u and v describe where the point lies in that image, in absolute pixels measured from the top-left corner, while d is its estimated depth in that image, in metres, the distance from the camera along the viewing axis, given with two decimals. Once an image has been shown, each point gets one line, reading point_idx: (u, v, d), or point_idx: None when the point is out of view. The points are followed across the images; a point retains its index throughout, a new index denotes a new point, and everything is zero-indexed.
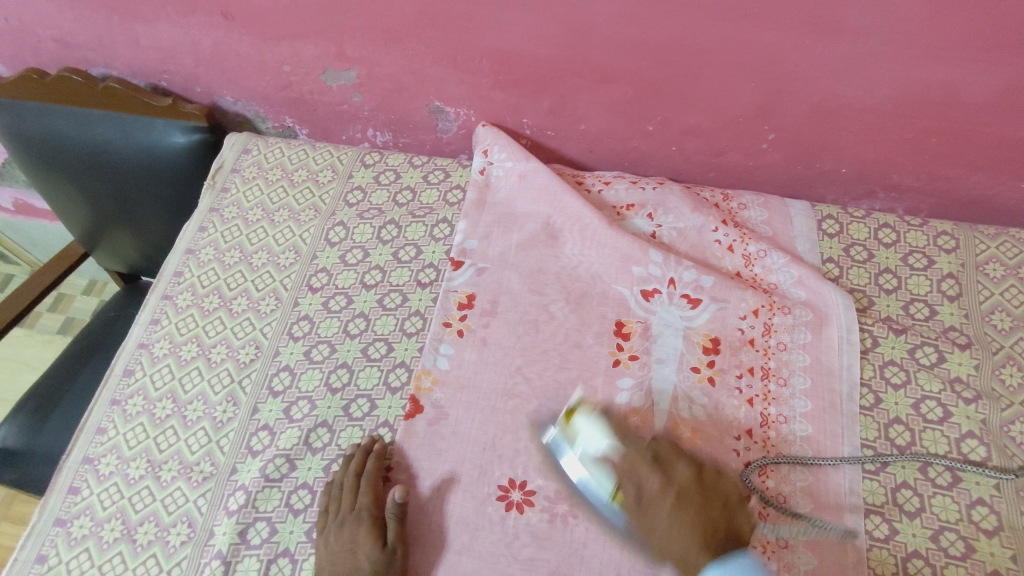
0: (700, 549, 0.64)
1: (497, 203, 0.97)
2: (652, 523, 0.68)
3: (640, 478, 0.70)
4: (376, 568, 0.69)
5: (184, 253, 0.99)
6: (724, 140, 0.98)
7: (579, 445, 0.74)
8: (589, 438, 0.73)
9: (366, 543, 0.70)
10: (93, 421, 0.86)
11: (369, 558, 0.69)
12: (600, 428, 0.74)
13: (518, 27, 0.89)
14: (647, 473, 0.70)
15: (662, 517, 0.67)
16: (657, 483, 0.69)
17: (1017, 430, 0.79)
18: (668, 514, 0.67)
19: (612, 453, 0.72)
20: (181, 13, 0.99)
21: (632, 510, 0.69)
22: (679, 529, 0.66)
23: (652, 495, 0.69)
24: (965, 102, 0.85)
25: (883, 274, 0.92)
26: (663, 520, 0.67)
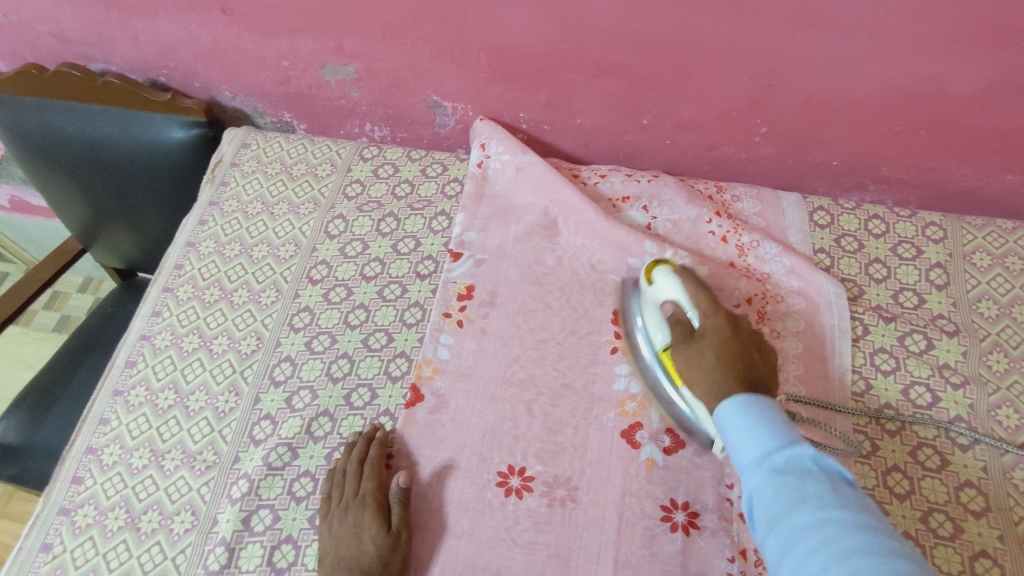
0: (729, 379, 0.68)
1: (495, 196, 0.98)
2: (698, 352, 0.72)
3: (700, 321, 0.76)
4: (383, 551, 0.70)
5: (185, 245, 1.00)
6: (717, 133, 1.00)
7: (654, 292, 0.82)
8: (665, 286, 0.80)
9: (372, 527, 0.71)
10: (95, 412, 0.87)
11: (375, 542, 0.70)
12: (678, 277, 0.80)
13: (514, 22, 0.91)
14: (708, 316, 0.75)
15: (705, 354, 0.72)
16: (717, 323, 0.74)
17: (1003, 414, 0.81)
18: (713, 346, 0.72)
19: (681, 300, 0.78)
20: (180, 9, 0.99)
21: (683, 346, 0.75)
22: (716, 361, 0.70)
23: (706, 333, 0.74)
24: (952, 95, 0.87)
25: (873, 263, 0.94)
26: (708, 349, 0.72)
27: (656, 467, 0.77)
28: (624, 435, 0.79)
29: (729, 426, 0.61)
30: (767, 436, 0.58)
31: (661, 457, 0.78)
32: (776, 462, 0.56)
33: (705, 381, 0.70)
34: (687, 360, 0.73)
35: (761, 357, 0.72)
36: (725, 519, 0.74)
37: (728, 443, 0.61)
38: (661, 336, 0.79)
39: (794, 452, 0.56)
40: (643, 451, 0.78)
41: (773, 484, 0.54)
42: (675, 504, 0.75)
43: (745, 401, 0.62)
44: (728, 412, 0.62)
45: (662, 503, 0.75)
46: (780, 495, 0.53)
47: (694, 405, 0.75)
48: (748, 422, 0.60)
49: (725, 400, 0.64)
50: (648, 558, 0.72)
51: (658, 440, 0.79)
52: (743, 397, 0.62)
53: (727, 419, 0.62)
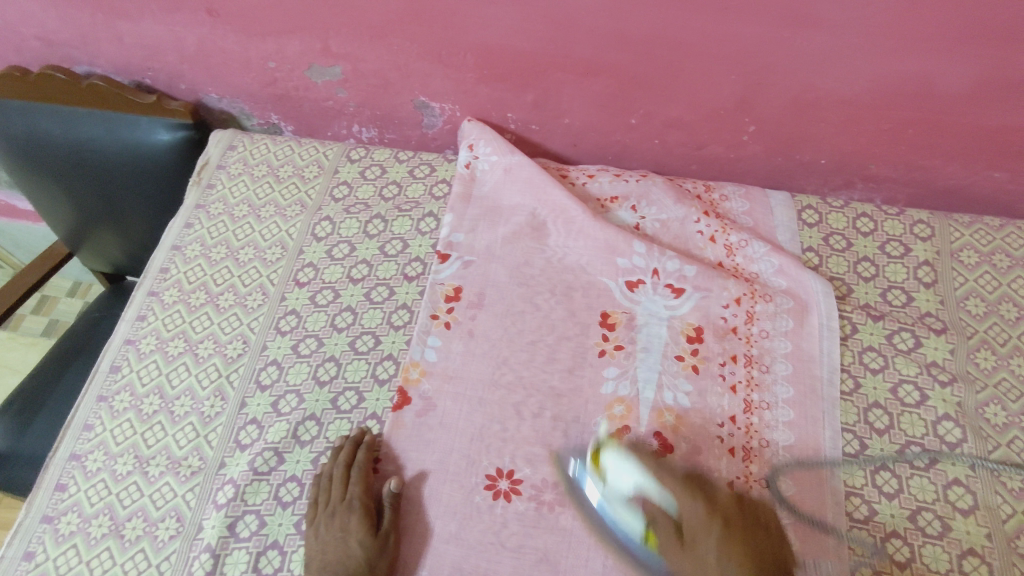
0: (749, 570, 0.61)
1: (483, 197, 0.98)
2: (697, 558, 0.63)
3: (678, 508, 0.67)
4: (371, 554, 0.70)
5: (170, 249, 1.00)
6: (706, 132, 0.99)
7: (608, 480, 0.72)
8: (620, 475, 0.71)
9: (359, 531, 0.71)
10: (79, 418, 0.86)
11: (362, 545, 0.70)
12: (628, 461, 0.71)
13: (501, 22, 0.90)
14: (687, 504, 0.67)
15: (707, 555, 0.63)
16: (701, 509, 0.66)
17: (991, 412, 0.81)
18: (712, 540, 0.63)
19: (644, 487, 0.69)
20: (165, 10, 0.99)
21: (672, 545, 0.65)
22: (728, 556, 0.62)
23: (692, 525, 0.65)
24: (940, 93, 0.87)
25: (861, 262, 0.94)
26: (710, 549, 0.63)
27: None
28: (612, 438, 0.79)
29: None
30: None
31: None
32: None
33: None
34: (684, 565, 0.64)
35: (760, 526, 0.66)
36: None
37: None
38: (638, 528, 0.69)
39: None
40: None
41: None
42: None
43: None
44: None
45: None
46: None
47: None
48: None
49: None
50: None
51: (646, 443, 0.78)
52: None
53: None
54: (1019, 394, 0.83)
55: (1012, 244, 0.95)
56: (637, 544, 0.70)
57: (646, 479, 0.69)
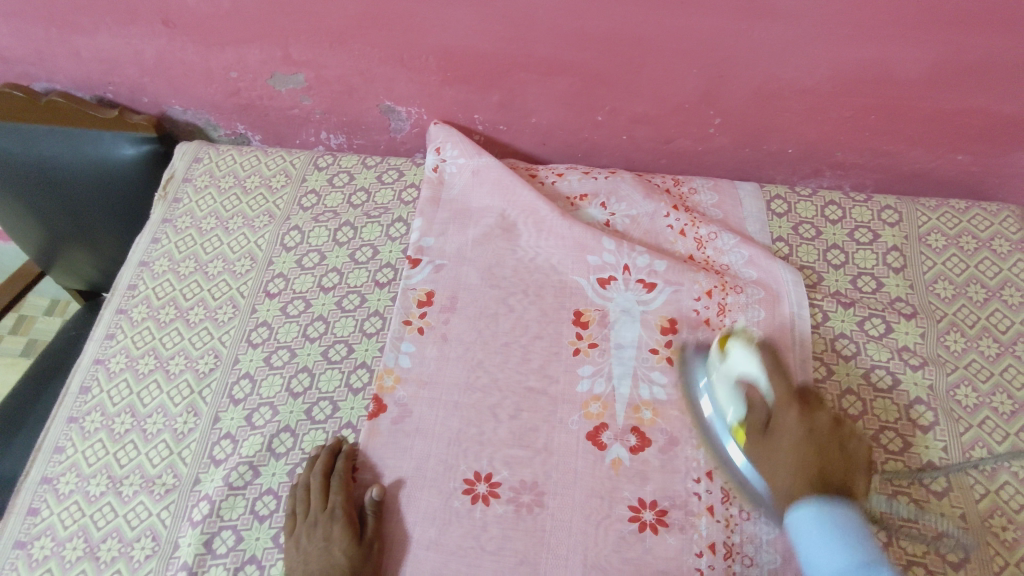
0: (806, 484, 0.65)
1: (453, 199, 0.97)
2: (769, 449, 0.69)
3: (778, 410, 0.70)
4: (354, 562, 0.69)
5: (138, 265, 0.98)
6: (673, 126, 0.99)
7: (725, 364, 0.75)
8: (739, 365, 0.73)
9: (343, 540, 0.70)
10: (50, 440, 0.85)
11: (345, 553, 0.70)
12: (750, 353, 0.74)
13: (460, 23, 0.90)
14: (788, 410, 0.70)
15: (779, 455, 0.68)
16: (793, 417, 0.69)
17: (962, 393, 0.82)
18: (792, 441, 0.68)
19: (756, 379, 0.72)
20: (122, 23, 0.97)
21: (757, 433, 0.70)
22: (795, 462, 0.67)
23: (782, 422, 0.70)
24: (898, 78, 0.88)
25: (831, 249, 0.94)
26: (781, 451, 0.68)
27: (623, 466, 0.77)
28: (590, 437, 0.79)
29: (801, 530, 0.61)
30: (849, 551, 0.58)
31: (627, 456, 0.77)
32: None
33: (780, 478, 0.67)
34: (763, 451, 0.69)
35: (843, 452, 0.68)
36: (693, 515, 0.74)
37: (800, 549, 0.61)
38: (731, 412, 0.73)
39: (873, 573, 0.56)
40: (610, 452, 0.78)
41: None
42: (644, 503, 0.75)
43: (821, 510, 0.61)
44: (804, 523, 0.61)
45: (630, 504, 0.75)
46: None
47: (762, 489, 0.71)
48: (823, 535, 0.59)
49: (797, 508, 0.63)
50: (619, 561, 0.71)
51: (623, 439, 0.78)
52: (822, 506, 0.62)
53: (804, 530, 0.61)
54: (989, 375, 0.83)
55: (978, 226, 0.96)
56: (720, 428, 0.76)
57: (763, 375, 0.72)
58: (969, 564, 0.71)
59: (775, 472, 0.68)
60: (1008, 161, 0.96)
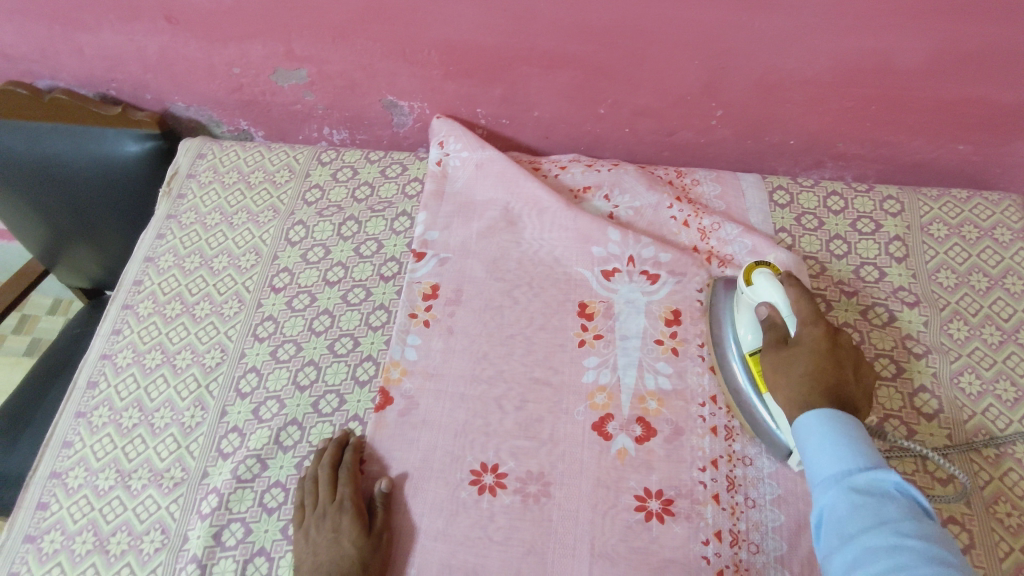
0: (816, 394, 0.65)
1: (456, 193, 0.97)
2: (786, 360, 0.69)
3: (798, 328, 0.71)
4: (364, 553, 0.69)
5: (143, 261, 0.99)
6: (675, 119, 1.00)
7: (749, 291, 0.78)
8: (762, 290, 0.76)
9: (352, 531, 0.70)
10: (58, 435, 0.85)
11: (355, 544, 0.70)
12: (774, 279, 0.75)
13: (463, 17, 0.90)
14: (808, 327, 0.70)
15: (795, 366, 0.68)
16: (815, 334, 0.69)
17: (966, 381, 0.82)
18: (808, 354, 0.68)
19: (778, 304, 0.73)
20: (125, 20, 0.98)
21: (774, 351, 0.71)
22: (806, 372, 0.66)
23: (800, 337, 0.70)
24: (899, 69, 0.88)
25: (833, 240, 0.95)
26: (796, 362, 0.68)
27: (629, 456, 0.77)
28: (596, 427, 0.79)
29: (805, 437, 0.62)
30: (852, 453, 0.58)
31: (633, 446, 0.78)
32: (857, 481, 0.56)
33: (788, 389, 0.67)
34: (776, 366, 0.70)
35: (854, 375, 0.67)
36: (699, 503, 0.74)
37: (806, 452, 0.62)
38: (753, 337, 0.76)
39: (876, 474, 0.56)
40: (616, 441, 0.78)
41: (850, 501, 0.55)
42: (650, 492, 0.75)
43: (829, 413, 0.62)
44: (811, 425, 0.62)
45: (636, 493, 0.75)
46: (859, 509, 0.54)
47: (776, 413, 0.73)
48: (829, 437, 0.60)
49: (807, 413, 0.63)
50: (627, 550, 0.72)
51: (629, 429, 0.79)
52: (827, 411, 0.62)
53: (810, 433, 0.62)
54: (992, 362, 0.84)
55: (980, 215, 0.96)
56: (742, 353, 0.78)
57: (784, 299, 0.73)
58: (975, 549, 0.71)
59: (784, 384, 0.68)
60: (1010, 150, 0.97)
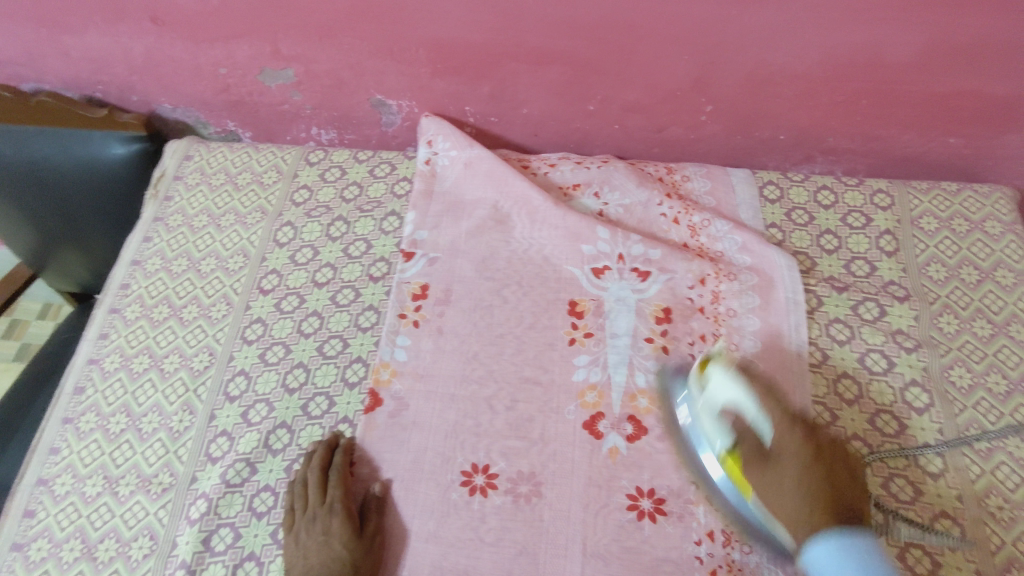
0: (821, 511, 0.63)
1: (445, 192, 0.97)
2: (775, 478, 0.66)
3: (774, 436, 0.68)
4: (355, 555, 0.69)
5: (130, 264, 0.98)
6: (665, 115, 0.99)
7: (705, 392, 0.71)
8: (721, 390, 0.69)
9: (343, 533, 0.70)
10: (45, 441, 0.84)
11: (346, 545, 0.69)
12: (731, 376, 0.69)
13: (450, 14, 0.89)
14: (786, 435, 0.68)
15: (788, 485, 0.66)
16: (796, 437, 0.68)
17: (956, 374, 0.82)
18: (798, 468, 0.66)
19: (743, 406, 0.68)
20: (110, 21, 0.97)
21: (757, 467, 0.67)
22: (806, 491, 0.65)
23: (783, 451, 0.67)
24: (889, 62, 0.88)
25: (824, 235, 0.94)
26: (787, 479, 0.66)
27: (620, 455, 0.77)
28: (587, 426, 0.78)
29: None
30: None
31: (624, 445, 0.77)
32: None
33: (790, 514, 0.64)
34: (767, 484, 0.66)
35: (846, 472, 0.68)
36: (690, 502, 0.74)
37: None
38: (720, 442, 0.69)
39: None
40: (607, 440, 0.78)
41: None
42: (641, 491, 0.75)
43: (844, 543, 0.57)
44: (828, 562, 0.57)
45: (628, 493, 0.75)
46: None
47: (761, 524, 0.67)
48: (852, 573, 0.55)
49: (818, 545, 0.58)
50: (619, 550, 0.71)
51: (620, 428, 0.78)
52: (840, 540, 0.57)
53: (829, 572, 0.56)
54: (983, 355, 0.84)
55: (970, 208, 0.96)
56: (710, 458, 0.71)
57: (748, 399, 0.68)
58: (967, 543, 0.71)
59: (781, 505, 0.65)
60: (1000, 142, 0.96)
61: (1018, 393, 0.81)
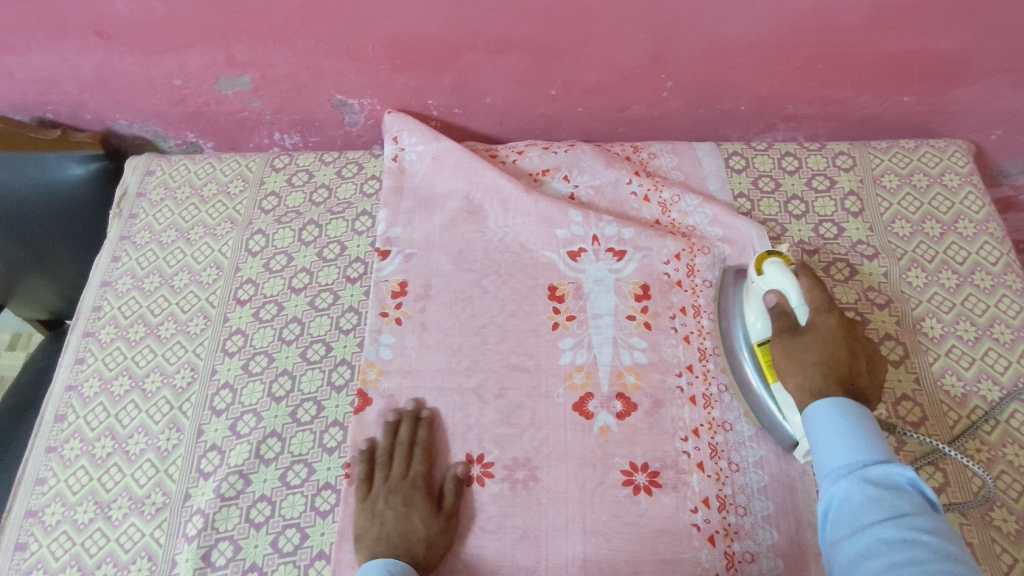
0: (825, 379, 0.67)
1: (415, 187, 0.96)
2: (798, 349, 0.69)
3: (809, 316, 0.71)
4: (431, 532, 0.70)
5: (100, 286, 0.96)
6: (627, 94, 1.00)
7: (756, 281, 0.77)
8: (773, 278, 0.74)
9: (423, 507, 0.71)
10: (30, 472, 0.83)
11: (424, 523, 0.70)
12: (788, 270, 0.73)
13: (404, 8, 0.89)
14: (819, 315, 0.70)
15: (809, 353, 0.68)
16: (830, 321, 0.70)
17: (928, 325, 0.85)
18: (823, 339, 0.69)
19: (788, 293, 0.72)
20: (53, 39, 0.94)
21: (785, 336, 0.70)
22: (820, 360, 0.68)
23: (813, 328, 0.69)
24: (840, 25, 0.90)
25: (791, 200, 0.96)
26: (811, 348, 0.69)
27: (611, 432, 0.78)
28: (577, 407, 0.79)
29: (817, 427, 0.64)
30: (859, 448, 0.60)
31: (615, 422, 0.78)
32: (870, 474, 0.58)
33: (801, 375, 0.68)
34: (789, 348, 0.70)
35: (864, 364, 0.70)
36: (684, 472, 0.75)
37: (815, 442, 0.64)
38: (761, 326, 0.76)
39: (889, 468, 0.58)
40: (598, 419, 0.79)
41: (865, 492, 0.57)
42: (636, 466, 0.76)
43: (839, 405, 0.63)
44: (820, 416, 0.64)
45: (622, 469, 0.76)
46: (875, 503, 0.55)
47: (787, 405, 0.73)
48: (837, 428, 0.62)
49: (817, 402, 0.65)
50: (618, 525, 0.73)
51: (610, 406, 0.79)
52: (837, 399, 0.64)
53: (820, 422, 0.63)
54: (951, 305, 0.86)
55: (928, 163, 0.99)
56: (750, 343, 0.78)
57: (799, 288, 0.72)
58: (950, 487, 0.74)
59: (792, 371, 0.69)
60: (951, 98, 0.99)
61: (987, 338, 0.84)
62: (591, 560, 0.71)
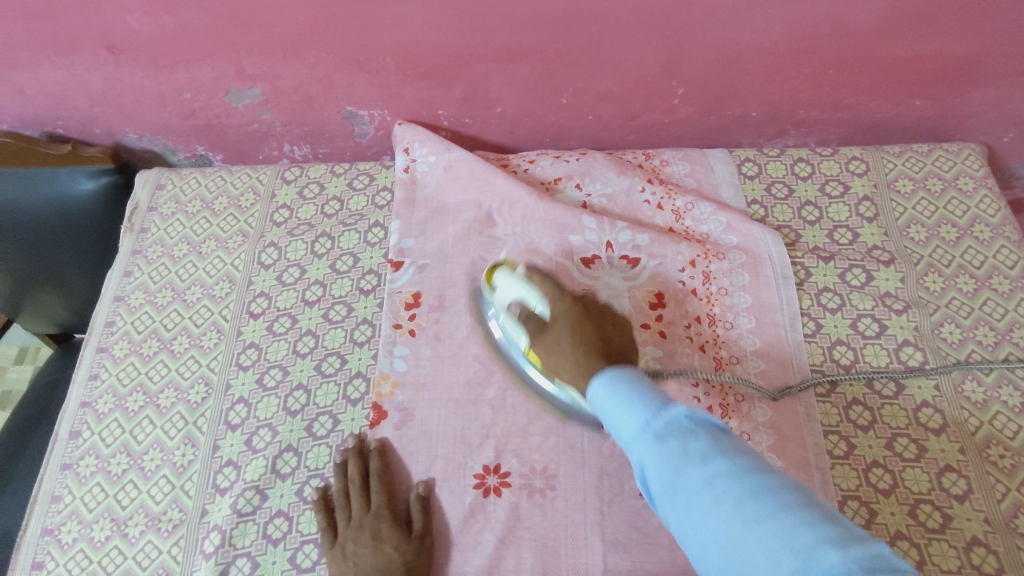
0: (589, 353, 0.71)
1: (428, 198, 0.96)
2: (556, 341, 0.74)
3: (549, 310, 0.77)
4: (407, 556, 0.70)
5: (113, 300, 0.96)
6: (638, 102, 1.00)
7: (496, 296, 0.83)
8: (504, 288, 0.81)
9: (391, 536, 0.71)
10: (45, 490, 0.82)
11: (397, 549, 0.70)
12: (514, 275, 0.81)
13: (415, 19, 0.88)
14: (556, 302, 0.77)
15: (562, 339, 0.74)
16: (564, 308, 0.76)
17: (947, 330, 0.84)
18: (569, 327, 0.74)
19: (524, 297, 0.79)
20: (64, 54, 0.94)
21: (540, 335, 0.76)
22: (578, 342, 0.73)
23: (556, 318, 0.76)
24: (852, 30, 0.89)
25: (805, 207, 0.96)
26: (564, 336, 0.74)
27: None
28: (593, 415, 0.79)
29: (610, 408, 0.61)
30: (641, 407, 0.58)
31: None
32: (656, 427, 0.56)
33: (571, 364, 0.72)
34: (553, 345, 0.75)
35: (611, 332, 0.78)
36: None
37: (609, 422, 0.61)
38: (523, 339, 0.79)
39: (673, 419, 0.56)
40: None
41: (657, 452, 0.54)
42: None
43: (614, 379, 0.63)
44: (602, 395, 0.62)
45: None
46: (665, 459, 0.52)
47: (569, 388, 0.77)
48: (623, 396, 0.60)
49: (597, 381, 0.64)
50: (638, 536, 0.72)
51: None
52: (618, 376, 0.63)
53: (604, 402, 0.62)
54: (969, 310, 0.86)
55: (942, 167, 0.98)
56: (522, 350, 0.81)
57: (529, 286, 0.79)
58: (974, 494, 0.73)
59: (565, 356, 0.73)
60: (963, 100, 0.99)
61: (1007, 342, 0.83)
62: (611, 570, 0.70)
